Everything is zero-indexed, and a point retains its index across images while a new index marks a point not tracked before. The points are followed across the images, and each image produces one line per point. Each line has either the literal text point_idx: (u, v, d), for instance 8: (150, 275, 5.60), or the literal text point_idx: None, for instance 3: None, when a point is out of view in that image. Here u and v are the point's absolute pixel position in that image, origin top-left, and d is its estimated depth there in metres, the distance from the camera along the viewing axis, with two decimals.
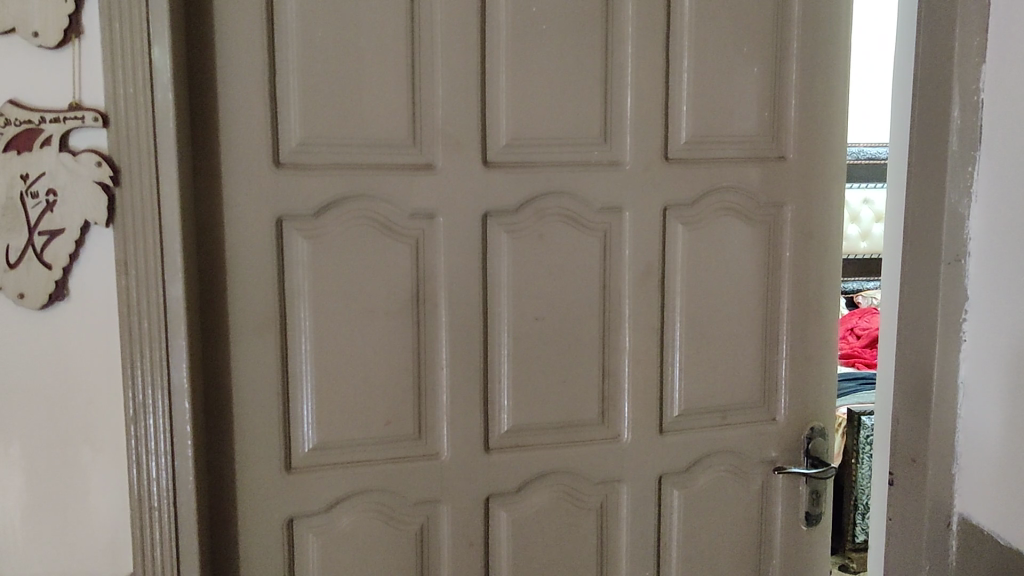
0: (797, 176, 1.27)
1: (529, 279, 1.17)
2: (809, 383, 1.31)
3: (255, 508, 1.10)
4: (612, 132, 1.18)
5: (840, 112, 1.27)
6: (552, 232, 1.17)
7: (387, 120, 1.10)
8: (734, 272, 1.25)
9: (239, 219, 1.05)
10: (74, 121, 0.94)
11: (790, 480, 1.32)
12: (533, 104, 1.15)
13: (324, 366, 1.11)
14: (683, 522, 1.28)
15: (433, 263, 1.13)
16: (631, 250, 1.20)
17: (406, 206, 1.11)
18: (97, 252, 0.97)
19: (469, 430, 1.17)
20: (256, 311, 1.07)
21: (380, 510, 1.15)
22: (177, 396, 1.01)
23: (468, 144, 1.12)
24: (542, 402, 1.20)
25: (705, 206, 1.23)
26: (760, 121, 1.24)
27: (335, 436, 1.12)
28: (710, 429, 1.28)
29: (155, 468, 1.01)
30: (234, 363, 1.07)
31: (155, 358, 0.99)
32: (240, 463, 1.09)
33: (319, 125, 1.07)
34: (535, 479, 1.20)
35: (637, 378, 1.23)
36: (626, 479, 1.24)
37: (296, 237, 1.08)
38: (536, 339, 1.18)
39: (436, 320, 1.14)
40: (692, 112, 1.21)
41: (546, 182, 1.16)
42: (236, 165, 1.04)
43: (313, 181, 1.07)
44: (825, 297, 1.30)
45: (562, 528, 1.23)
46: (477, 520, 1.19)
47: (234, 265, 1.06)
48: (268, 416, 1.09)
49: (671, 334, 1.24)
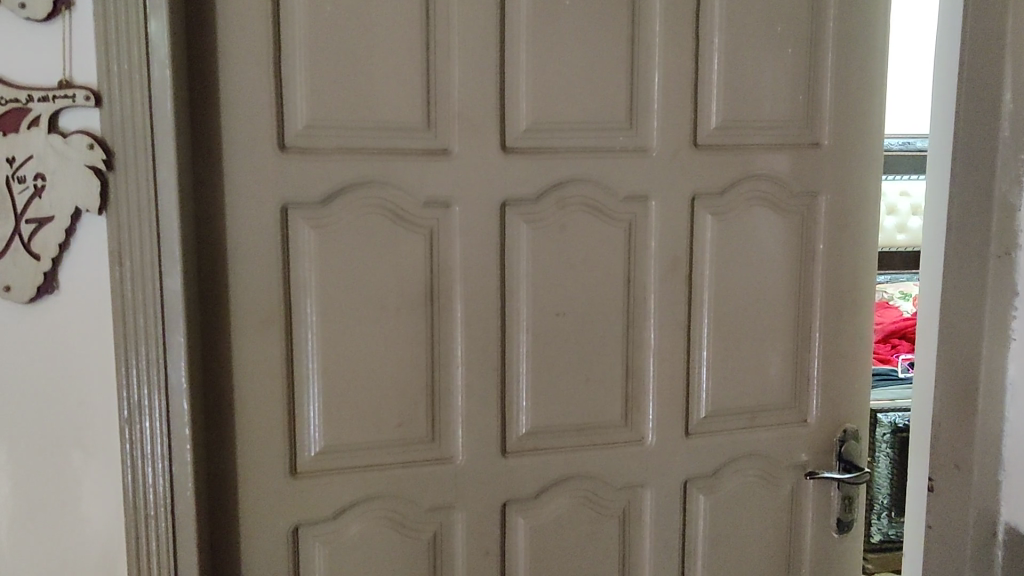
0: (832, 165, 1.20)
1: (549, 272, 1.10)
2: (841, 383, 1.25)
3: (258, 516, 1.03)
4: (638, 115, 1.11)
5: (877, 96, 1.20)
6: (574, 223, 1.10)
7: (400, 102, 1.02)
8: (765, 265, 1.19)
9: (240, 208, 0.98)
10: (64, 100, 0.87)
11: (821, 486, 1.25)
12: (555, 86, 1.07)
13: (333, 365, 1.04)
14: (709, 529, 1.21)
15: (448, 255, 1.06)
16: (657, 242, 1.13)
17: (419, 195, 1.04)
18: (88, 243, 0.90)
19: (484, 433, 1.10)
20: (259, 305, 1.00)
21: (391, 517, 1.08)
22: (174, 398, 0.94)
23: (487, 127, 1.06)
24: (562, 403, 1.13)
25: (736, 195, 1.16)
26: (794, 105, 1.17)
27: (344, 439, 1.06)
28: (737, 432, 1.21)
29: (152, 474, 0.94)
30: (235, 362, 1.00)
31: (152, 356, 0.93)
32: (242, 468, 1.02)
33: (328, 107, 1.00)
34: (554, 485, 1.14)
35: (661, 377, 1.16)
36: (650, 485, 1.18)
37: (302, 226, 1.01)
38: (556, 337, 1.11)
39: (451, 315, 1.07)
40: (722, 95, 1.14)
41: (568, 169, 1.09)
42: (240, 148, 0.97)
43: (321, 166, 1.00)
44: (860, 291, 1.23)
45: (582, 536, 1.16)
46: (493, 527, 1.12)
47: (236, 257, 0.99)
48: (272, 417, 1.02)
49: (698, 331, 1.17)
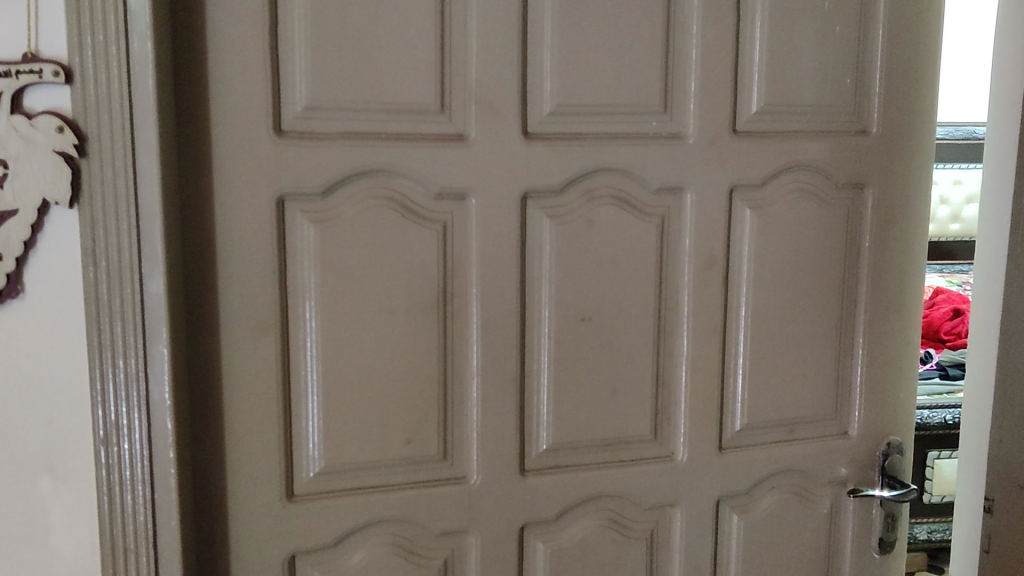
0: (880, 154, 1.10)
1: (575, 272, 0.99)
2: (885, 392, 1.15)
3: (251, 545, 0.92)
4: (673, 99, 1.01)
5: (930, 80, 1.10)
6: (602, 218, 0.99)
7: (412, 81, 0.91)
8: (807, 265, 1.08)
9: (231, 200, 0.87)
10: (29, 76, 0.75)
11: (862, 503, 1.16)
12: (584, 65, 0.96)
13: (335, 377, 0.93)
14: (742, 550, 1.11)
15: (463, 252, 0.95)
16: (692, 239, 1.03)
17: (432, 186, 0.93)
18: (58, 240, 0.79)
19: (502, 449, 0.99)
20: (253, 309, 0.89)
21: (398, 543, 0.97)
22: (157, 417, 0.83)
23: (508, 111, 0.94)
24: (587, 416, 1.02)
25: (777, 188, 1.06)
26: (840, 89, 1.07)
27: (346, 458, 0.95)
28: (775, 447, 1.11)
29: (131, 502, 0.83)
30: (225, 374, 0.89)
31: (132, 368, 0.81)
32: (233, 492, 0.91)
33: (330, 87, 0.89)
34: (577, 506, 1.03)
35: (694, 387, 1.05)
36: (680, 503, 1.07)
37: (301, 221, 0.89)
38: (581, 344, 1.01)
39: (466, 319, 0.97)
40: (765, 77, 1.03)
41: (596, 157, 0.98)
42: (230, 132, 0.86)
43: (322, 154, 0.89)
44: (907, 292, 1.13)
45: (607, 560, 1.06)
46: (511, 553, 1.01)
47: (227, 256, 0.87)
48: (267, 435, 0.91)
49: (734, 336, 1.07)
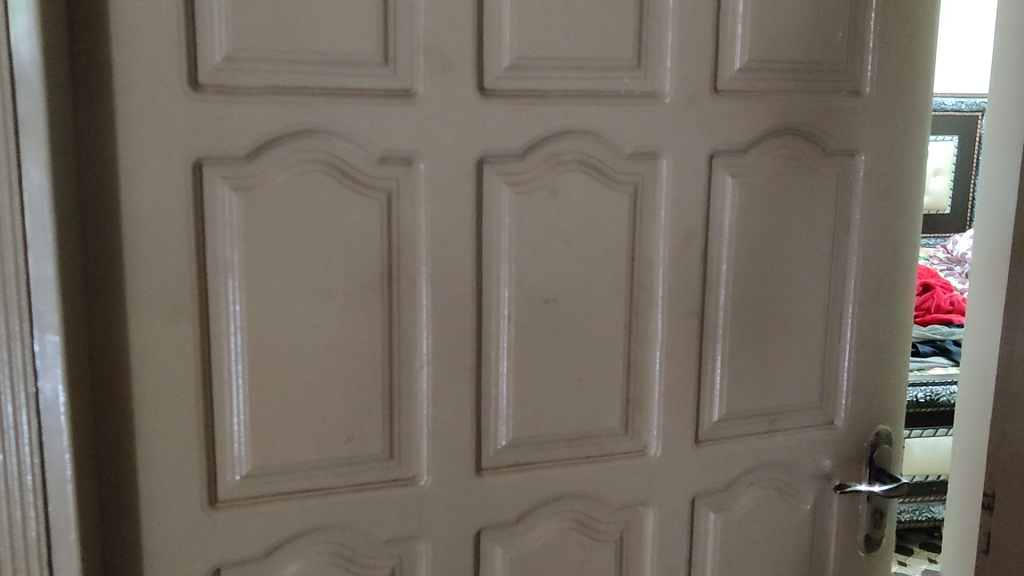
0: (873, 118, 0.99)
1: (536, 248, 0.88)
2: (873, 377, 1.05)
3: (168, 557, 0.81)
4: (649, 54, 0.89)
5: (928, 37, 1.00)
6: (568, 187, 0.88)
7: (350, 28, 0.79)
8: (791, 240, 0.98)
9: (138, 164, 0.74)
10: None
11: (848, 499, 1.07)
12: (547, 11, 0.85)
13: (263, 367, 0.81)
14: (718, 552, 1.02)
15: (411, 225, 0.84)
16: (668, 211, 0.92)
17: (374, 149, 0.81)
18: None
19: (455, 446, 0.89)
20: (167, 290, 0.77)
21: (338, 551, 0.86)
22: (48, 417, 0.71)
23: (461, 65, 0.83)
24: (550, 408, 0.92)
25: (761, 154, 0.95)
26: (831, 46, 0.97)
27: (277, 459, 0.83)
28: (755, 440, 1.01)
29: (21, 516, 0.71)
30: (134, 365, 0.77)
31: (19, 362, 0.69)
32: (147, 498, 0.79)
33: (254, 34, 0.76)
34: (540, 506, 0.93)
35: (669, 375, 0.95)
36: (652, 501, 0.98)
37: (221, 189, 0.77)
38: (544, 329, 0.90)
39: (414, 301, 0.85)
40: (750, 31, 0.92)
41: (562, 117, 0.87)
42: (135, 84, 0.73)
43: (247, 111, 0.77)
44: (900, 269, 1.04)
45: (572, 566, 0.96)
46: (463, 561, 0.91)
47: (134, 229, 0.75)
48: (185, 434, 0.80)
49: (712, 318, 0.96)
